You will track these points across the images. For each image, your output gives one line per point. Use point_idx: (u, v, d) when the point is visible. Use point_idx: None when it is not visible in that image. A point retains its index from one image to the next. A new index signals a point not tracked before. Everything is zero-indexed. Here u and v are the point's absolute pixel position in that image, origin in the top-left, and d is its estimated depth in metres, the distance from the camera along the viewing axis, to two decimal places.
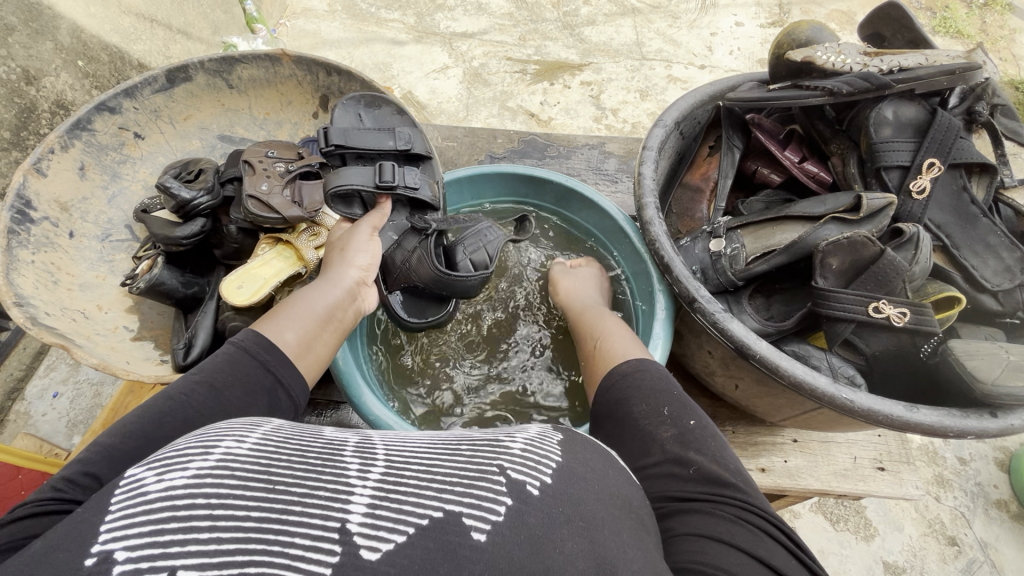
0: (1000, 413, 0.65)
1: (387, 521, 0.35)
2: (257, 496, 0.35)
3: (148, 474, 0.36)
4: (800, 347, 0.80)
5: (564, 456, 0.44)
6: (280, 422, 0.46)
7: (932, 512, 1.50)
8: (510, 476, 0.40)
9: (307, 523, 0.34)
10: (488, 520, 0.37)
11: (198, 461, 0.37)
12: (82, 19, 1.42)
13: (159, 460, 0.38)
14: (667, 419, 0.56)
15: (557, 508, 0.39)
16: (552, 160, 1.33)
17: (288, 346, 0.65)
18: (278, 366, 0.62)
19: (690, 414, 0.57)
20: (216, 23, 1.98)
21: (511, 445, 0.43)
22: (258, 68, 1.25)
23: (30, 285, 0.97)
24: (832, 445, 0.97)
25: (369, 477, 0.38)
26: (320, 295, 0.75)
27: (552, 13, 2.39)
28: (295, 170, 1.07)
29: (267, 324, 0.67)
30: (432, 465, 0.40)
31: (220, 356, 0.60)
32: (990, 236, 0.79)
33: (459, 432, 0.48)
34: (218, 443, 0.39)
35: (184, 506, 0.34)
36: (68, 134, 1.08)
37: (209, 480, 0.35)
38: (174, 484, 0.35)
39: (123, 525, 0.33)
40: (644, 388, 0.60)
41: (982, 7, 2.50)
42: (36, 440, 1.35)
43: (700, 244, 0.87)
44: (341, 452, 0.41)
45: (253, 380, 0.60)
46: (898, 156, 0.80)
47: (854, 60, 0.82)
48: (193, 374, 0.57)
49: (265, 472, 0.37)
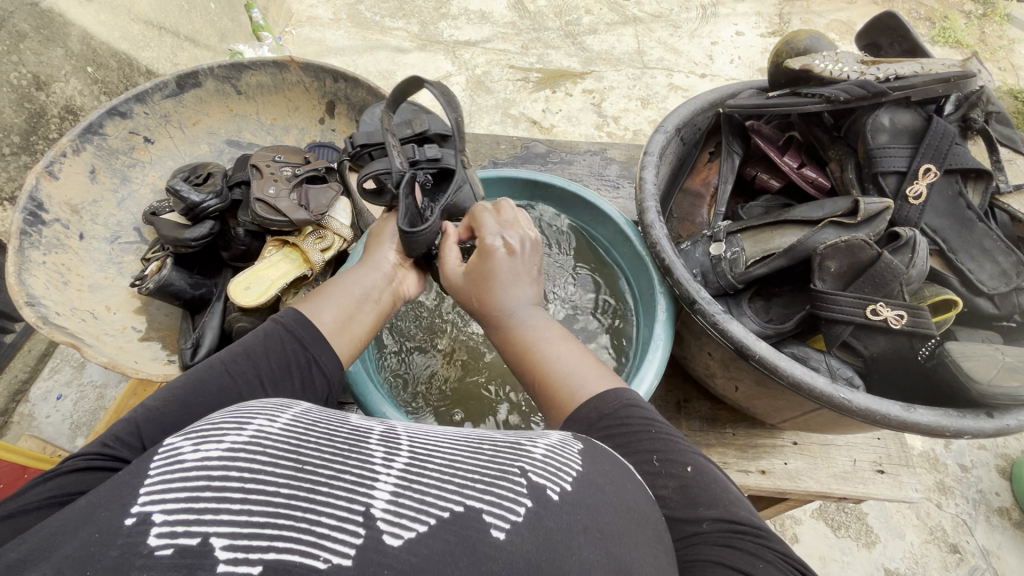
0: (997, 413, 0.66)
1: (410, 510, 0.36)
2: (287, 474, 0.36)
3: (185, 443, 0.38)
4: (799, 349, 0.81)
5: (585, 464, 0.45)
6: (311, 405, 0.47)
7: (933, 519, 1.50)
8: (531, 478, 0.41)
9: (333, 504, 0.35)
10: (508, 520, 0.38)
11: (232, 435, 0.38)
12: (92, 27, 1.45)
13: (196, 431, 0.40)
14: (661, 472, 0.51)
15: (576, 514, 0.40)
16: (555, 166, 1.34)
17: (325, 326, 0.66)
18: (313, 345, 0.63)
19: (683, 458, 0.52)
20: (223, 30, 2.02)
21: (533, 449, 0.44)
22: (266, 74, 1.28)
23: (41, 285, 0.99)
24: (832, 448, 0.98)
25: (393, 467, 0.39)
26: (357, 279, 0.74)
27: (554, 22, 2.42)
28: (302, 174, 1.09)
29: (307, 303, 0.69)
30: (455, 462, 0.42)
31: (260, 331, 0.63)
32: (986, 240, 0.80)
33: (480, 431, 0.49)
34: (252, 420, 0.41)
35: (219, 476, 0.35)
36: (80, 138, 1.11)
37: (243, 453, 0.37)
38: (210, 454, 0.37)
39: (162, 488, 0.35)
40: (628, 441, 0.52)
41: (981, 17, 2.53)
42: (40, 441, 1.36)
43: (700, 247, 0.88)
44: (367, 439, 0.42)
45: (288, 355, 0.62)
46: (894, 162, 0.81)
47: (850, 69, 0.84)
48: (235, 346, 0.61)
49: (294, 451, 0.38)
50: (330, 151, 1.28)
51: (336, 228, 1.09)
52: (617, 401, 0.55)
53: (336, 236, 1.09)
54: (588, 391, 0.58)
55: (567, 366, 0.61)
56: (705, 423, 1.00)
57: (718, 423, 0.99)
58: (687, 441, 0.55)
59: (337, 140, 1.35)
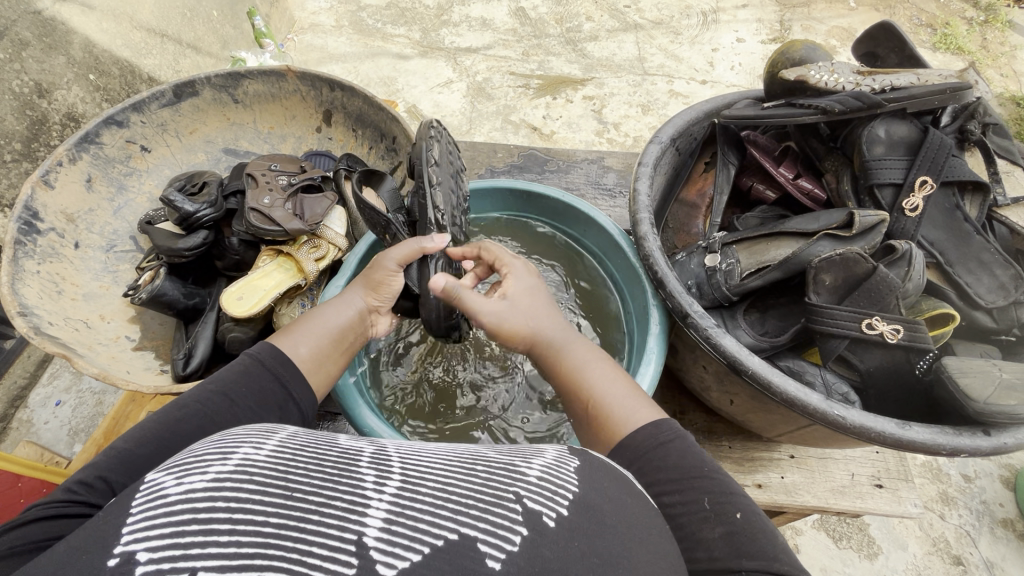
0: (994, 432, 0.65)
1: (402, 538, 0.36)
2: (276, 503, 0.36)
3: (168, 477, 0.38)
4: (795, 362, 0.81)
5: (581, 485, 0.44)
6: (296, 430, 0.47)
7: (936, 531, 1.48)
8: (527, 505, 0.40)
9: (325, 532, 0.35)
10: (503, 550, 0.37)
11: (216, 466, 0.38)
12: (94, 35, 1.46)
13: (179, 464, 0.40)
14: (710, 515, 0.50)
15: (575, 542, 0.39)
16: (552, 174, 1.34)
17: (302, 360, 0.67)
18: (290, 381, 0.64)
19: (735, 503, 0.50)
20: (226, 37, 2.03)
21: (528, 471, 0.43)
22: (263, 83, 1.28)
23: (35, 295, 0.99)
24: (830, 462, 0.97)
25: (385, 490, 0.39)
26: (333, 315, 0.75)
27: (555, 29, 2.42)
28: (297, 184, 1.10)
29: (283, 338, 0.69)
30: (448, 484, 0.41)
31: (237, 366, 0.63)
32: (984, 253, 0.79)
33: (473, 449, 0.48)
34: (236, 449, 0.41)
35: (204, 509, 0.35)
36: (76, 148, 1.11)
37: (228, 484, 0.37)
38: (194, 487, 0.36)
39: (145, 525, 0.34)
40: (671, 468, 0.52)
41: (984, 24, 2.52)
42: (37, 448, 1.36)
43: (695, 258, 0.88)
44: (357, 461, 0.42)
45: (265, 391, 0.62)
46: (890, 174, 0.80)
47: (846, 80, 0.83)
48: (208, 385, 0.60)
49: (282, 478, 0.38)
50: (326, 160, 1.28)
51: (330, 237, 1.08)
52: (669, 433, 0.56)
53: (331, 245, 1.09)
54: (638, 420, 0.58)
55: (613, 393, 0.61)
56: (701, 436, 0.99)
57: (714, 436, 0.98)
58: (738, 486, 0.52)
59: (333, 149, 1.35)
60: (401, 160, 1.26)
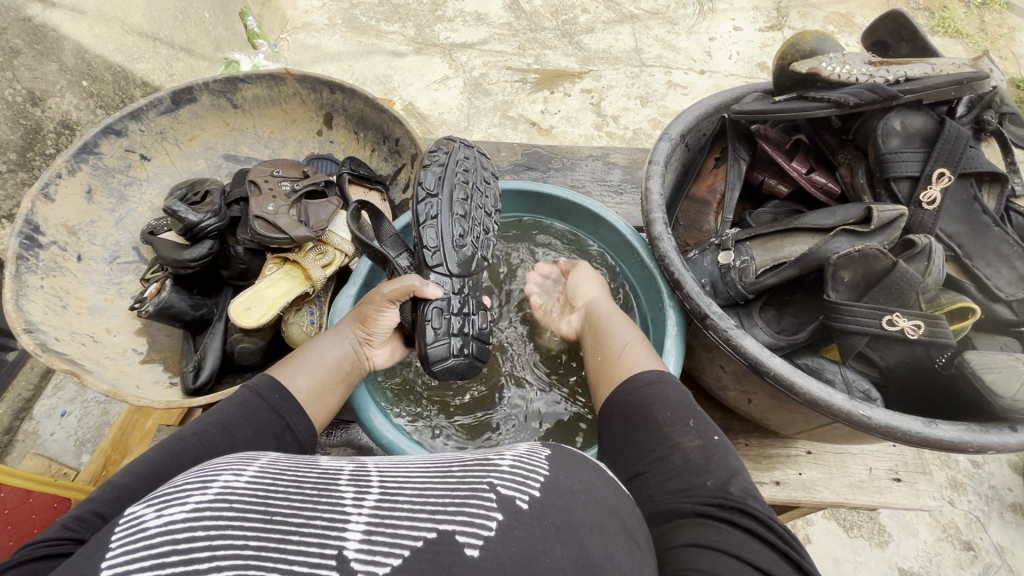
0: (1020, 427, 0.64)
1: (383, 545, 0.36)
2: (254, 526, 0.36)
3: (147, 511, 0.37)
4: (813, 360, 0.80)
5: (552, 470, 0.46)
6: (276, 456, 0.47)
7: (946, 517, 1.49)
8: (501, 493, 0.41)
9: (305, 551, 0.35)
10: (481, 537, 0.38)
11: (196, 496, 0.38)
12: (85, 40, 1.44)
13: (158, 497, 0.39)
14: (691, 430, 0.59)
15: (547, 520, 0.40)
16: (557, 172, 1.32)
17: (302, 391, 0.69)
18: (288, 414, 0.65)
19: (711, 429, 0.59)
20: (218, 39, 2.00)
21: (500, 463, 0.45)
22: (261, 87, 1.26)
23: (39, 310, 0.97)
24: (847, 457, 0.96)
25: (364, 503, 0.39)
26: (330, 348, 0.76)
27: (550, 22, 2.40)
28: (301, 189, 1.08)
29: (281, 370, 0.70)
30: (425, 489, 0.41)
31: (235, 399, 0.63)
32: (1003, 245, 0.78)
33: (449, 456, 0.49)
34: (216, 477, 0.40)
35: (184, 539, 0.34)
36: (74, 159, 1.09)
37: (208, 513, 0.36)
38: (174, 518, 0.36)
39: (126, 560, 0.34)
40: (668, 402, 0.62)
41: (982, 6, 2.50)
42: (44, 460, 1.34)
43: (708, 257, 0.86)
44: (336, 479, 0.42)
45: (263, 424, 0.62)
46: (907, 167, 0.79)
47: (859, 71, 0.82)
48: (206, 416, 0.60)
49: (262, 502, 0.38)
50: (328, 164, 1.27)
51: (336, 243, 1.07)
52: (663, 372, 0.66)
53: (338, 251, 1.07)
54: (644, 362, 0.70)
55: (630, 345, 0.74)
56: None
57: (729, 434, 0.98)
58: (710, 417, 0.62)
59: (335, 152, 1.33)
60: (404, 162, 1.25)
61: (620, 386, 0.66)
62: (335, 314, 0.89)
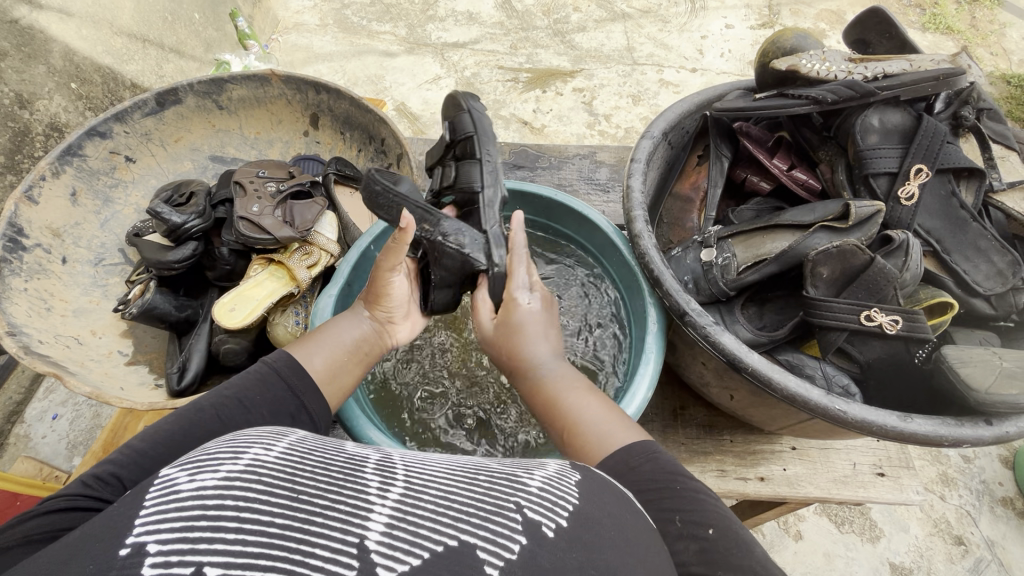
0: (995, 421, 0.64)
1: (403, 542, 0.36)
2: (282, 504, 0.36)
3: (181, 474, 0.38)
4: (794, 356, 0.80)
5: (582, 498, 0.44)
6: (304, 434, 0.47)
7: (937, 512, 1.49)
8: (527, 515, 0.40)
9: (327, 535, 0.35)
10: (501, 557, 0.37)
11: (227, 465, 0.38)
12: (73, 42, 1.43)
13: (191, 461, 0.39)
14: (682, 533, 0.49)
15: (571, 552, 0.39)
16: (544, 171, 1.33)
17: (316, 372, 0.68)
18: (304, 392, 0.65)
19: (707, 518, 0.50)
20: (209, 40, 1.99)
21: (530, 482, 0.44)
22: (247, 87, 1.25)
23: (23, 313, 0.97)
24: (831, 452, 0.97)
25: (388, 497, 0.39)
26: (348, 329, 0.76)
27: (542, 21, 2.40)
28: (286, 190, 1.08)
29: (300, 348, 0.70)
30: (449, 493, 0.41)
31: (251, 374, 0.64)
32: (981, 240, 0.79)
33: (475, 461, 0.48)
34: (247, 449, 0.41)
35: (214, 506, 0.35)
36: (59, 161, 1.09)
37: (237, 483, 0.36)
38: (205, 484, 0.36)
39: (157, 518, 0.34)
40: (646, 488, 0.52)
41: (973, 3, 2.50)
42: (36, 462, 1.34)
43: (691, 253, 0.87)
44: (362, 468, 0.42)
45: (278, 401, 0.62)
46: (885, 163, 0.80)
47: (838, 68, 0.82)
48: (222, 390, 0.61)
49: (289, 480, 0.38)
50: (315, 165, 1.27)
51: (322, 243, 1.07)
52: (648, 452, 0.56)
53: (323, 251, 1.07)
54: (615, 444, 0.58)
55: (595, 420, 0.62)
56: (702, 430, 0.98)
57: (715, 430, 0.98)
58: (711, 500, 0.52)
59: (322, 152, 1.33)
60: (390, 162, 1.25)
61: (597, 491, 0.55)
62: (317, 314, 0.89)
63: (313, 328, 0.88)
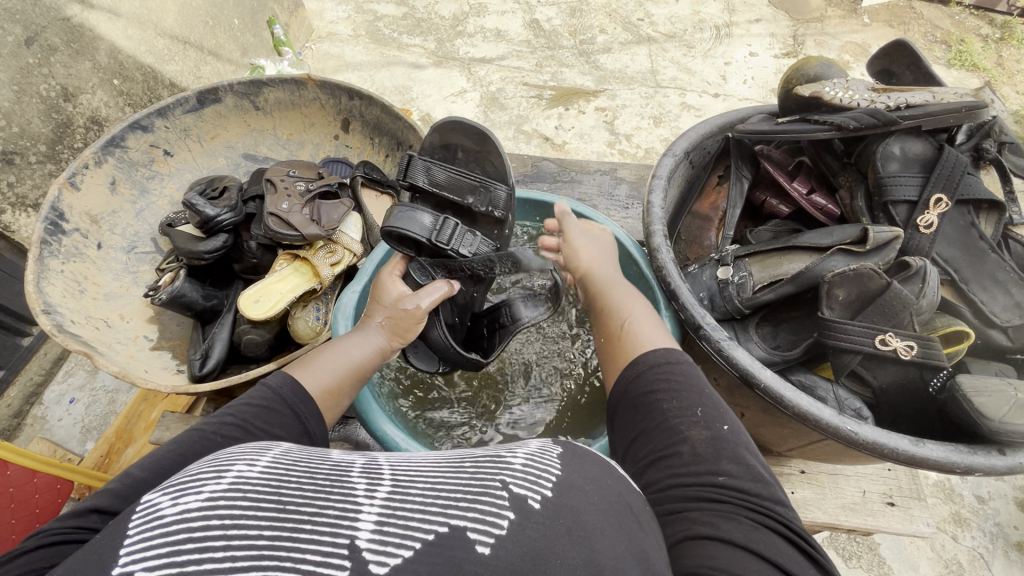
0: (1009, 450, 0.65)
1: (395, 537, 0.38)
2: (269, 516, 0.37)
3: (163, 499, 0.39)
4: (806, 377, 0.81)
5: (563, 468, 0.46)
6: (288, 447, 0.49)
7: (948, 552, 1.46)
8: (512, 490, 0.42)
9: (318, 540, 0.36)
10: (492, 534, 0.39)
11: (210, 486, 0.39)
12: (120, 41, 1.50)
13: (173, 486, 0.41)
14: (699, 420, 0.56)
15: (558, 520, 0.41)
16: (565, 185, 1.35)
17: (318, 395, 0.70)
18: (308, 419, 0.66)
19: (724, 418, 0.56)
20: (246, 45, 2.07)
21: (513, 460, 0.46)
22: (284, 91, 1.31)
23: (58, 293, 1.01)
24: (841, 478, 0.96)
25: (375, 497, 0.40)
26: (355, 348, 0.79)
27: (568, 41, 2.45)
28: (315, 189, 1.12)
29: (302, 370, 0.71)
30: (436, 484, 0.43)
31: (258, 400, 0.64)
32: (999, 271, 0.79)
33: (462, 452, 0.50)
34: (230, 467, 0.42)
35: (199, 528, 0.36)
36: (102, 151, 1.14)
37: (222, 502, 0.38)
38: (189, 507, 0.37)
39: (142, 547, 0.35)
40: (678, 387, 0.58)
41: (998, 41, 2.51)
42: (50, 444, 1.38)
43: (707, 270, 0.89)
44: (348, 473, 0.44)
45: (284, 425, 0.64)
46: (905, 192, 0.81)
47: (861, 96, 0.84)
48: (229, 414, 0.60)
49: (274, 493, 0.40)
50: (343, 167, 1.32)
51: (346, 243, 1.10)
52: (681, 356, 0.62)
53: (346, 250, 1.10)
54: (652, 340, 0.65)
55: (643, 323, 0.69)
56: None
57: None
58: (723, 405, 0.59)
59: (350, 156, 1.38)
60: None
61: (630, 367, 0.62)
62: (340, 309, 0.92)
63: (334, 323, 0.90)
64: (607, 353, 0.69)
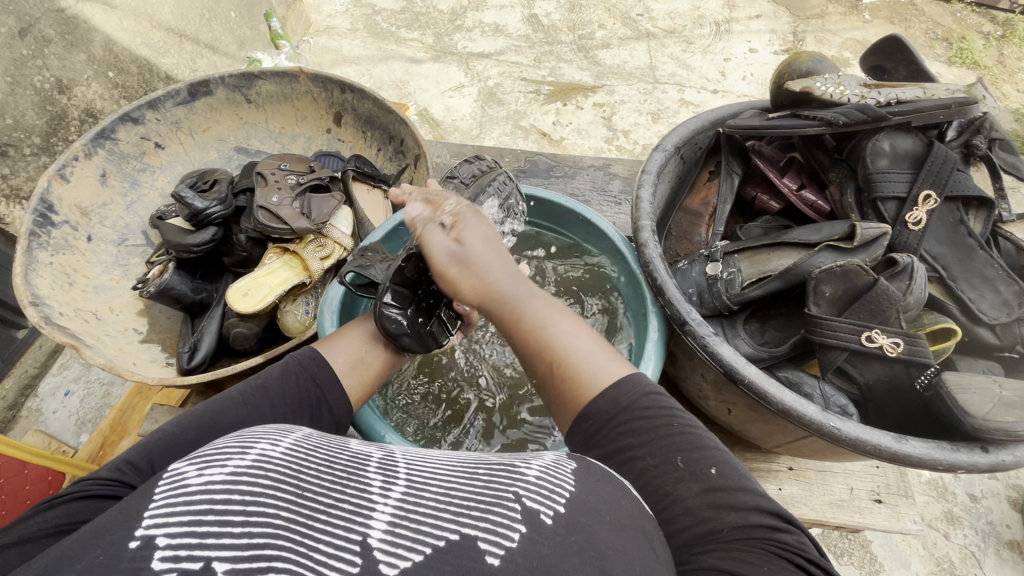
0: (993, 448, 0.64)
1: (406, 540, 0.37)
2: (287, 500, 0.38)
3: (190, 468, 0.40)
4: (793, 374, 0.81)
5: (578, 486, 0.45)
6: (309, 432, 0.49)
7: (940, 550, 1.46)
8: (526, 504, 0.42)
9: (332, 532, 0.37)
10: (502, 546, 0.39)
11: (236, 460, 0.40)
12: (115, 33, 1.49)
13: (201, 456, 0.41)
14: (683, 472, 0.53)
15: (571, 538, 0.40)
16: (558, 180, 1.35)
17: (339, 367, 0.71)
18: (327, 386, 0.69)
19: (710, 459, 0.54)
20: (243, 38, 2.06)
21: (528, 472, 0.45)
22: (276, 84, 1.30)
23: (47, 285, 1.01)
24: (829, 475, 0.96)
25: (390, 496, 0.41)
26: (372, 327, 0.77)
27: (567, 36, 2.43)
28: (306, 183, 1.11)
29: (325, 343, 0.74)
30: (449, 490, 0.43)
31: (279, 366, 0.68)
32: (987, 269, 0.79)
33: (477, 457, 0.50)
34: (254, 444, 0.43)
35: (222, 500, 0.36)
36: (92, 143, 1.13)
37: (245, 478, 0.38)
38: (214, 479, 0.38)
39: (166, 512, 0.36)
40: (653, 437, 0.56)
41: (1000, 39, 2.49)
42: (44, 436, 1.37)
43: (696, 266, 0.87)
44: (365, 467, 0.44)
45: (301, 392, 0.67)
46: (894, 188, 0.81)
47: (851, 92, 0.83)
48: (252, 381, 0.65)
49: (295, 477, 0.40)
50: (336, 160, 1.31)
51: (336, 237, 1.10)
52: (642, 389, 0.59)
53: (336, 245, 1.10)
54: (602, 379, 0.60)
55: (583, 353, 0.61)
56: None
57: None
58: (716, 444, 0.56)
59: (342, 150, 1.37)
60: (408, 162, 1.27)
61: (591, 426, 0.58)
62: (327, 303, 0.91)
63: (321, 317, 0.90)
64: (552, 399, 0.63)
